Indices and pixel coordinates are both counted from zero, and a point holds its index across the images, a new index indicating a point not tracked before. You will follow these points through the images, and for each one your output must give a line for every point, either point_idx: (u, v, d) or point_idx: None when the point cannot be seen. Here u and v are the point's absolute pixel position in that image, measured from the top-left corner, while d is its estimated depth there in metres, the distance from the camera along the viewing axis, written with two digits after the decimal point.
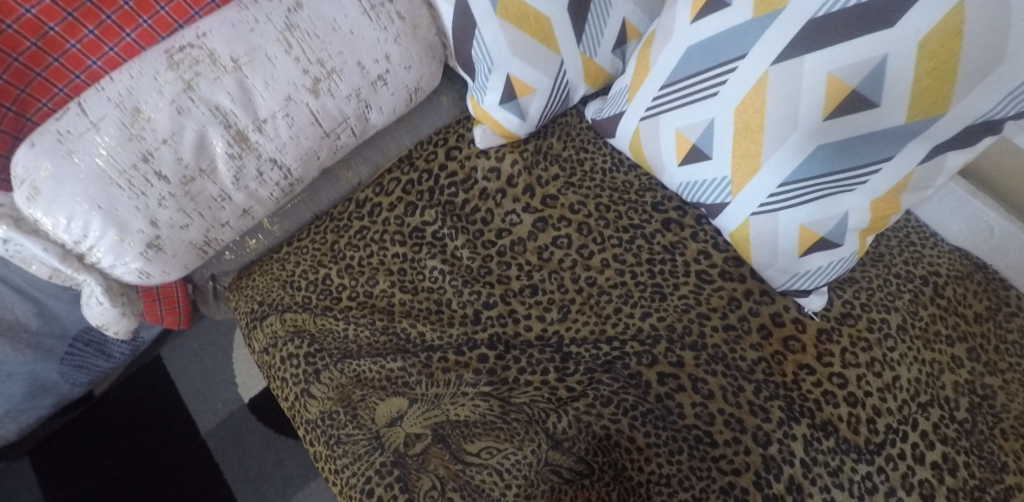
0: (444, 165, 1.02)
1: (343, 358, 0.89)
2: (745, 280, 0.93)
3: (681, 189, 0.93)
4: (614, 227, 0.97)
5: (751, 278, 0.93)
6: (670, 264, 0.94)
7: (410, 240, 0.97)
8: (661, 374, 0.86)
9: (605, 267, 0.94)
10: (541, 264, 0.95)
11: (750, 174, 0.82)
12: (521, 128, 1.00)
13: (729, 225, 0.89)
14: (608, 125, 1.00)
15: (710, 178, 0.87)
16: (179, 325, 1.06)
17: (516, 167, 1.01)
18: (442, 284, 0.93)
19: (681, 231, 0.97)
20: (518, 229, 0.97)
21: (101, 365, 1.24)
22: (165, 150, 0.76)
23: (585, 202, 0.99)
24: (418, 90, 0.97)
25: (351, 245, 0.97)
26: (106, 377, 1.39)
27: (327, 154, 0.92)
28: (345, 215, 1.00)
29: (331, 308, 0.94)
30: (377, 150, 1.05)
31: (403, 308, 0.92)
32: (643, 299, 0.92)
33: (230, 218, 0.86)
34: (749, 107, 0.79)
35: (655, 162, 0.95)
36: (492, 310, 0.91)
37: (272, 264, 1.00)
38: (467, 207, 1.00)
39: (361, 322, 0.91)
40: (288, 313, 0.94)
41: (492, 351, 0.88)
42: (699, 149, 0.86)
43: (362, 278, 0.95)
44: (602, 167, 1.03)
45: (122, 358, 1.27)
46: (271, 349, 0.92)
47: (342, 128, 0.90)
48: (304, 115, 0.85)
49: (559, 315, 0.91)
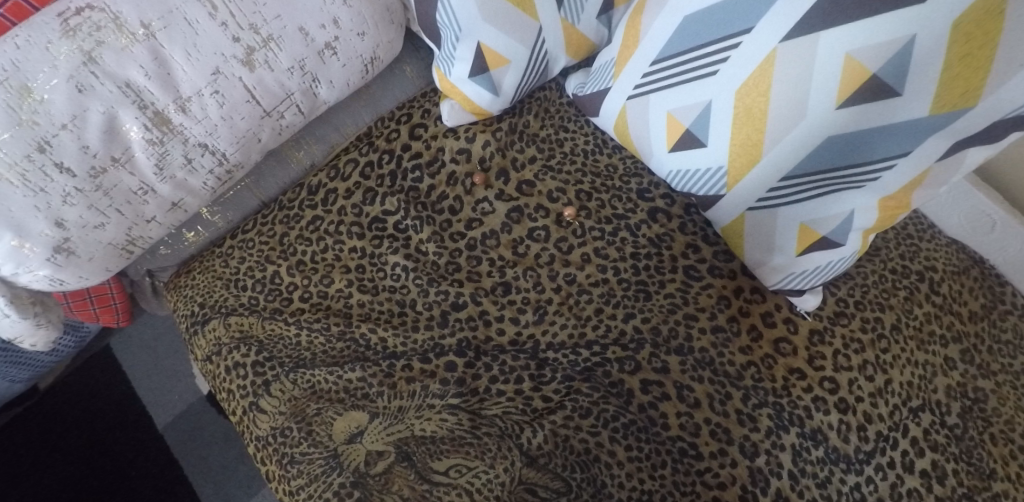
0: (408, 145, 0.91)
1: (296, 367, 0.80)
2: (736, 276, 0.86)
3: (671, 177, 0.85)
4: (596, 218, 0.88)
5: (742, 275, 0.87)
6: (656, 259, 0.86)
7: (369, 232, 0.87)
8: (646, 381, 0.80)
9: (585, 262, 0.86)
10: (515, 259, 0.86)
11: (749, 165, 0.73)
12: (493, 105, 0.89)
13: (723, 219, 0.81)
14: (590, 103, 0.90)
15: (703, 168, 0.78)
16: (117, 324, 1.00)
17: (488, 148, 0.91)
18: (405, 282, 0.84)
19: (669, 222, 0.89)
20: (490, 220, 0.88)
21: (43, 359, 1.17)
22: (65, 137, 0.65)
23: (564, 189, 0.89)
24: (375, 60, 0.85)
25: (302, 238, 0.87)
26: (50, 371, 1.30)
27: (270, 135, 0.81)
28: (295, 203, 0.90)
29: (281, 311, 0.84)
30: (332, 127, 0.94)
31: (361, 311, 0.83)
32: (627, 299, 0.84)
33: (156, 212, 0.76)
34: (753, 90, 0.69)
35: (642, 146, 0.85)
36: (461, 313, 0.82)
37: (214, 259, 0.89)
38: (433, 193, 0.89)
39: (315, 327, 0.82)
40: (232, 316, 0.84)
41: (461, 358, 0.80)
42: (693, 135, 0.77)
43: (315, 276, 0.85)
44: (584, 150, 0.93)
45: (67, 350, 1.19)
46: (215, 357, 0.83)
47: (285, 106, 0.79)
48: (238, 92, 0.73)
49: (535, 317, 0.83)
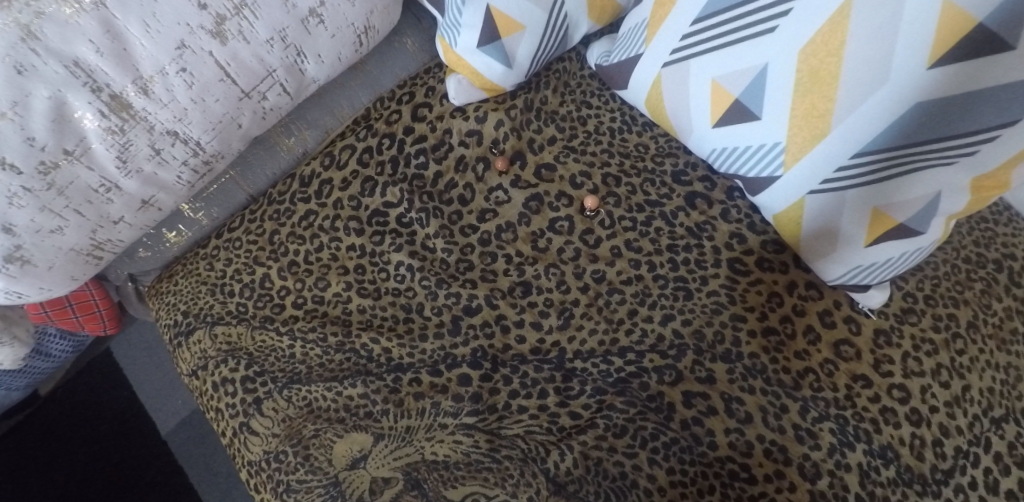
0: (411, 127, 0.81)
1: (289, 383, 0.71)
2: (788, 269, 0.75)
3: (714, 156, 0.73)
4: (627, 206, 0.77)
5: (795, 268, 0.76)
6: (696, 251, 0.76)
7: (369, 228, 0.77)
8: (688, 393, 0.70)
9: (616, 257, 0.75)
10: (535, 255, 0.75)
11: (814, 140, 0.61)
12: (506, 78, 0.78)
13: (777, 205, 0.70)
14: (617, 74, 0.79)
15: (755, 145, 0.67)
16: (103, 331, 0.93)
17: (501, 129, 0.80)
18: (410, 284, 0.74)
19: (709, 208, 0.78)
20: (506, 211, 0.77)
21: (40, 366, 1.09)
22: (6, 127, 0.54)
23: (590, 173, 0.79)
24: (369, 29, 0.74)
25: (294, 236, 0.77)
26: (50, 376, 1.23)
27: (251, 120, 0.71)
28: (286, 196, 0.80)
29: (272, 319, 0.74)
30: (325, 109, 0.84)
31: (361, 318, 0.73)
32: (663, 298, 0.74)
33: (124, 212, 0.67)
34: (820, 49, 0.58)
35: (679, 121, 0.74)
36: (475, 319, 0.72)
37: (198, 261, 0.80)
38: (441, 182, 0.79)
39: (310, 338, 0.72)
40: (219, 325, 0.75)
41: (476, 371, 0.70)
42: (741, 106, 0.65)
43: (309, 278, 0.75)
44: (610, 128, 0.82)
45: (64, 356, 1.11)
46: (201, 373, 0.74)
47: (266, 85, 0.68)
48: (210, 70, 0.63)
49: (560, 322, 0.72)
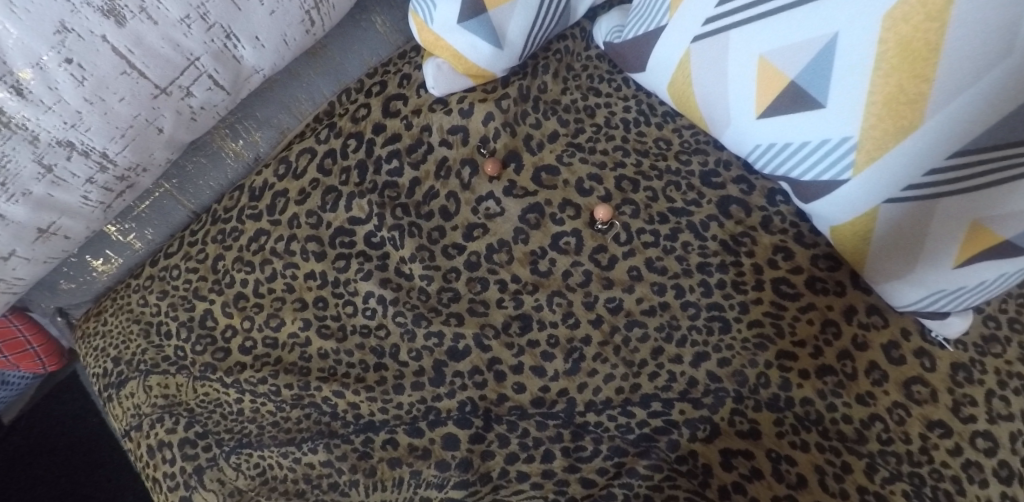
0: (382, 124, 0.67)
1: (237, 448, 0.57)
2: (845, 291, 0.61)
3: (755, 155, 0.59)
4: (646, 217, 0.63)
5: (853, 289, 0.61)
6: (732, 270, 0.62)
7: (332, 251, 0.63)
8: (727, 452, 0.56)
9: (634, 282, 0.61)
10: (535, 281, 0.61)
11: (901, 135, 0.47)
12: (495, 61, 0.64)
13: (841, 214, 0.55)
14: (632, 53, 0.64)
15: (813, 141, 0.52)
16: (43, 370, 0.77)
17: (491, 124, 0.66)
18: (382, 320, 0.60)
19: (748, 217, 0.63)
20: (498, 226, 0.63)
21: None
22: None
23: (601, 176, 0.64)
24: (321, 4, 0.59)
25: (241, 263, 0.64)
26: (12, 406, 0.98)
27: (174, 124, 0.56)
28: (233, 212, 0.66)
29: (213, 367, 0.61)
30: (280, 105, 0.70)
31: (323, 366, 0.59)
32: (693, 332, 0.60)
33: (15, 244, 0.53)
34: (915, 12, 0.43)
35: (711, 112, 0.60)
36: (462, 366, 0.58)
37: (130, 295, 0.66)
38: (420, 191, 0.65)
39: (259, 391, 0.59)
40: (154, 375, 0.62)
41: (464, 431, 0.56)
42: (797, 91, 0.51)
43: (259, 316, 0.61)
44: (623, 120, 0.68)
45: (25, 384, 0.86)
46: (134, 434, 0.60)
47: (188, 77, 0.54)
48: (105, 59, 0.48)
49: (567, 367, 0.58)
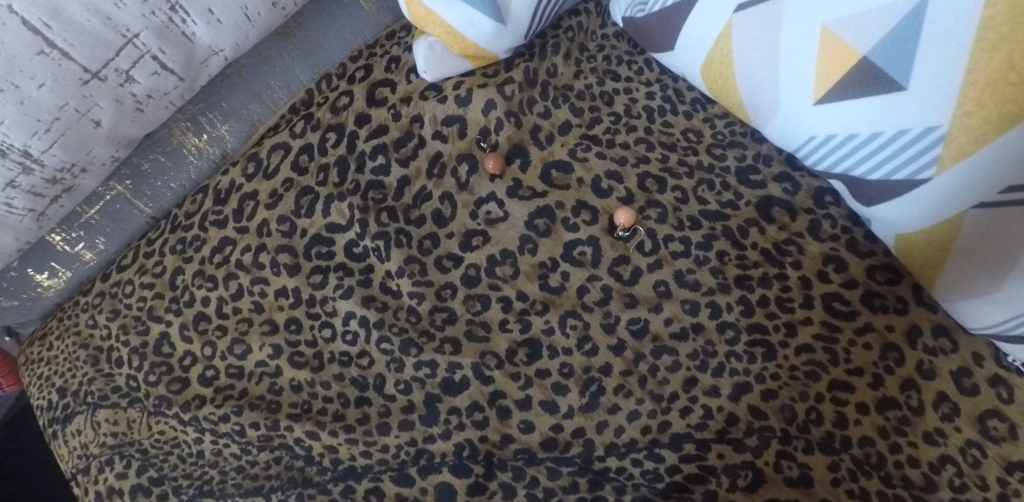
0: (366, 115, 0.58)
1: (196, 497, 0.49)
2: (906, 309, 0.50)
3: (809, 148, 0.50)
4: (675, 222, 0.54)
5: (916, 306, 0.50)
6: (776, 285, 0.52)
7: (308, 263, 0.54)
8: None
9: (662, 299, 0.52)
10: (544, 299, 0.52)
11: (1007, 125, 0.37)
12: (497, 40, 0.55)
13: (914, 221, 0.46)
14: (660, 29, 0.55)
15: (887, 132, 0.43)
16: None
17: (493, 114, 0.57)
18: (365, 346, 0.51)
19: (793, 222, 0.54)
20: (501, 233, 0.54)
21: None
22: None
23: (621, 174, 0.55)
24: None
25: (202, 277, 0.55)
26: None
27: (114, 115, 0.48)
28: (196, 218, 0.57)
29: (168, 401, 0.52)
30: (249, 93, 0.60)
31: (295, 400, 0.50)
32: (732, 359, 0.50)
33: None
34: None
35: (755, 97, 0.50)
36: (459, 401, 0.49)
37: (78, 314, 0.58)
38: (409, 192, 0.56)
39: (221, 430, 0.50)
40: (102, 409, 0.53)
41: (462, 481, 0.47)
42: (871, 70, 0.41)
43: (222, 342, 0.52)
44: (645, 107, 0.58)
45: None
46: (80, 479, 0.52)
47: (125, 57, 0.45)
48: (16, 37, 0.39)
49: (584, 402, 0.49)
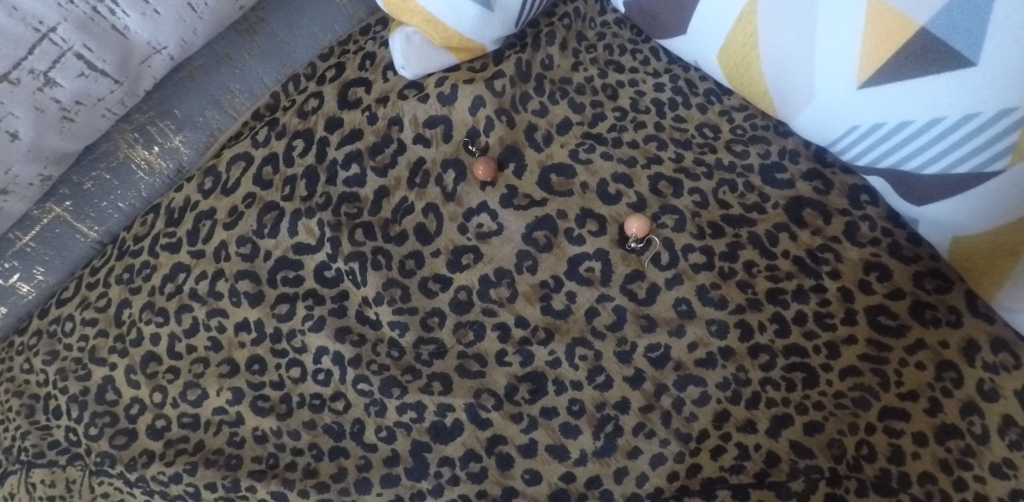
0: (336, 117, 0.51)
1: None
2: (960, 321, 0.43)
3: (850, 141, 0.43)
4: (694, 229, 0.47)
5: (972, 317, 0.43)
6: (814, 299, 0.45)
7: (273, 291, 0.47)
8: None
9: (684, 320, 0.45)
10: (547, 325, 0.45)
11: None
12: (484, 29, 0.48)
13: (977, 221, 0.39)
14: (672, 10, 0.48)
15: (950, 117, 0.36)
16: None
17: (481, 112, 0.50)
18: (342, 387, 0.44)
19: (827, 225, 0.46)
20: (495, 249, 0.47)
21: None
22: None
23: (631, 177, 0.48)
24: None
25: (152, 311, 0.47)
26: None
27: (34, 126, 0.41)
28: (145, 241, 0.50)
29: (112, 457, 0.44)
30: (205, 98, 0.53)
31: (260, 453, 0.43)
32: (767, 388, 0.43)
33: None
34: None
35: (785, 84, 0.43)
36: (452, 449, 0.42)
37: (11, 357, 0.50)
38: (388, 205, 0.49)
39: (174, 492, 0.43)
40: (37, 468, 0.45)
41: None
42: (930, 44, 0.34)
43: (175, 386, 0.45)
44: (654, 101, 0.52)
45: None
46: None
47: (41, 56, 0.39)
48: None
49: (597, 445, 0.42)
